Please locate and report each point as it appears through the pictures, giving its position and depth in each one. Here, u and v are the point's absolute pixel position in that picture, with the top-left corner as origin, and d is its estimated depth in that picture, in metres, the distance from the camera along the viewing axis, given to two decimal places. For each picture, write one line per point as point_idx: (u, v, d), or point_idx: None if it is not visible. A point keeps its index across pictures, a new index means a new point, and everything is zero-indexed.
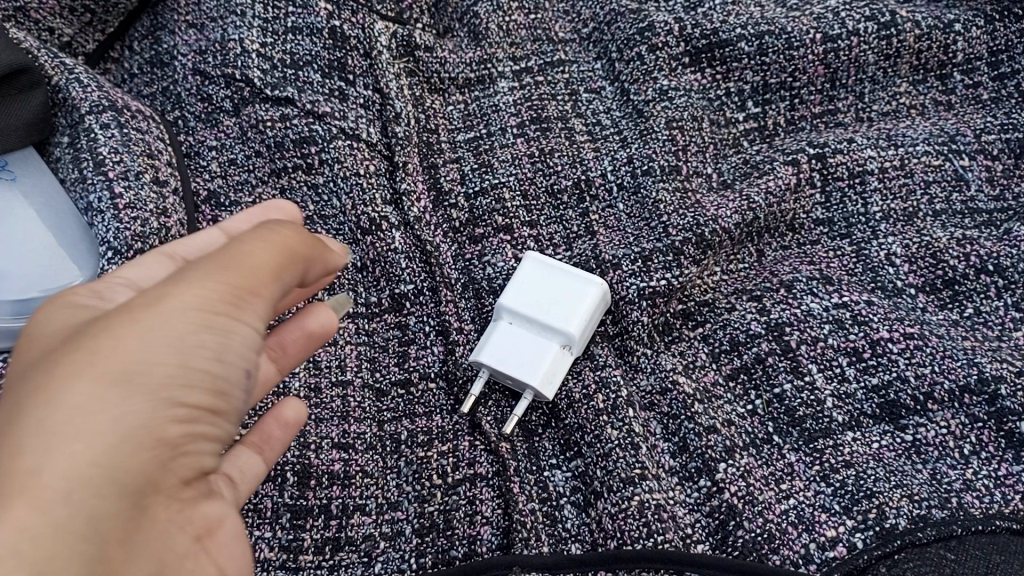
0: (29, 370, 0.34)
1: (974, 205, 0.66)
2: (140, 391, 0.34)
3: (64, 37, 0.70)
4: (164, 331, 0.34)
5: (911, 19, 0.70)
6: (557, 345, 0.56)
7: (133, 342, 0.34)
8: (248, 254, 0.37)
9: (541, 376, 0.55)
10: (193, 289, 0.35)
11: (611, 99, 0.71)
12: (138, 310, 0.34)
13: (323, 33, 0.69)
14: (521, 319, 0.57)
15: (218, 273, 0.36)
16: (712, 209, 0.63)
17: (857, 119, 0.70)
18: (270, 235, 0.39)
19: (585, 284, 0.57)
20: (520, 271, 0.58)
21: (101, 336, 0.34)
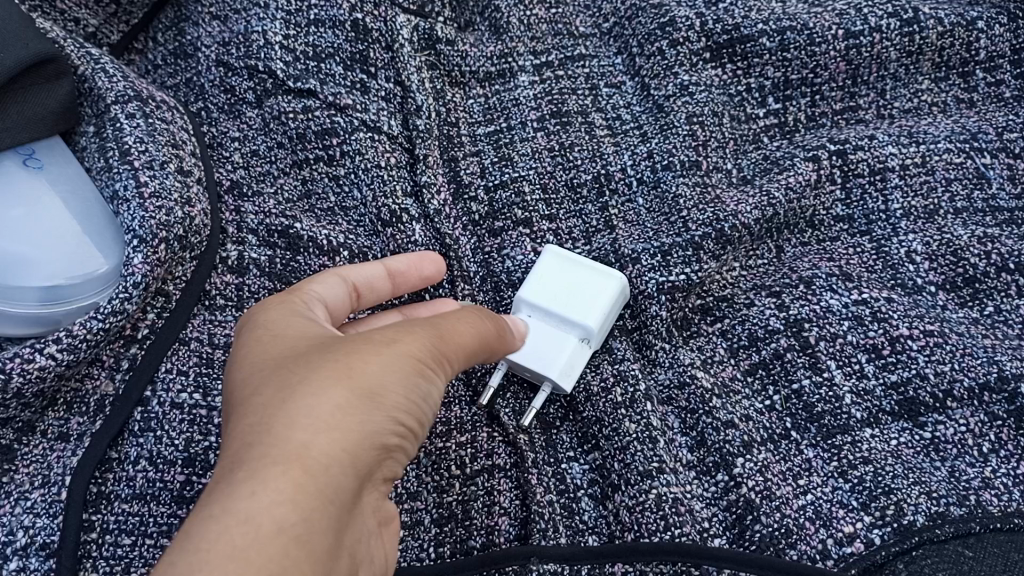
0: (290, 371, 0.42)
1: (996, 203, 0.65)
2: (380, 409, 0.41)
3: (89, 27, 0.70)
4: (398, 369, 0.43)
5: (934, 16, 0.69)
6: (577, 337, 0.57)
7: (377, 369, 0.42)
8: (459, 330, 0.47)
9: (560, 367, 0.55)
10: (421, 344, 0.44)
11: (632, 94, 0.71)
12: (380, 345, 0.43)
13: (345, 26, 0.69)
14: (541, 311, 0.57)
15: (437, 338, 0.45)
16: (732, 204, 0.63)
17: (878, 116, 0.70)
18: (475, 327, 0.48)
19: (605, 276, 0.57)
20: (540, 265, 0.59)
21: (353, 356, 0.42)
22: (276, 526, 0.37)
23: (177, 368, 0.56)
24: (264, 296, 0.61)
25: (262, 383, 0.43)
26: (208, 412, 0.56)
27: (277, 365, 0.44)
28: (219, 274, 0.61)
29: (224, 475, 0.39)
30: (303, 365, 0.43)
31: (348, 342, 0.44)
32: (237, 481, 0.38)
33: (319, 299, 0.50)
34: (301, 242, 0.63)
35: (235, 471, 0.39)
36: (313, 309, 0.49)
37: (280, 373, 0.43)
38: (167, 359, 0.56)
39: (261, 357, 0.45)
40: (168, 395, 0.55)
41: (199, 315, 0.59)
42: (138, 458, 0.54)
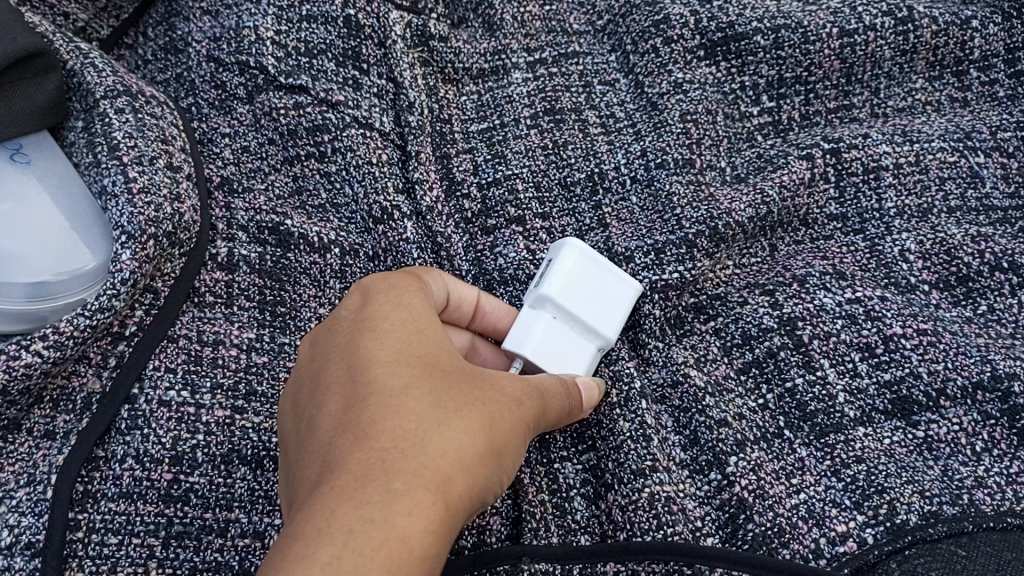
0: (439, 389, 0.44)
1: (989, 202, 0.65)
2: (498, 465, 0.44)
3: (78, 22, 0.70)
4: (520, 433, 0.45)
5: (928, 15, 0.69)
6: (594, 347, 0.55)
7: (510, 428, 0.44)
8: (567, 396, 0.49)
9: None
10: (540, 409, 0.47)
11: (625, 91, 0.70)
12: (516, 401, 0.45)
13: (337, 22, 0.69)
14: (565, 315, 0.54)
15: (553, 406, 0.48)
16: (725, 202, 0.62)
17: (872, 115, 0.70)
18: (577, 390, 0.50)
19: (626, 286, 0.56)
20: (566, 261, 0.54)
21: (495, 406, 0.44)
22: (422, 553, 0.38)
23: (165, 365, 0.56)
24: (254, 293, 0.60)
25: (404, 389, 0.43)
26: (196, 410, 0.55)
27: (417, 374, 0.44)
28: (208, 271, 0.60)
29: (366, 476, 0.40)
30: (445, 389, 0.44)
31: (481, 384, 0.45)
32: (386, 492, 0.39)
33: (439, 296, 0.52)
34: (292, 239, 0.62)
35: (378, 477, 0.40)
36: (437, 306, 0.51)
37: (422, 386, 0.43)
38: (156, 356, 0.56)
39: (396, 354, 0.45)
40: (156, 393, 0.55)
41: (188, 312, 0.58)
42: (125, 456, 0.53)
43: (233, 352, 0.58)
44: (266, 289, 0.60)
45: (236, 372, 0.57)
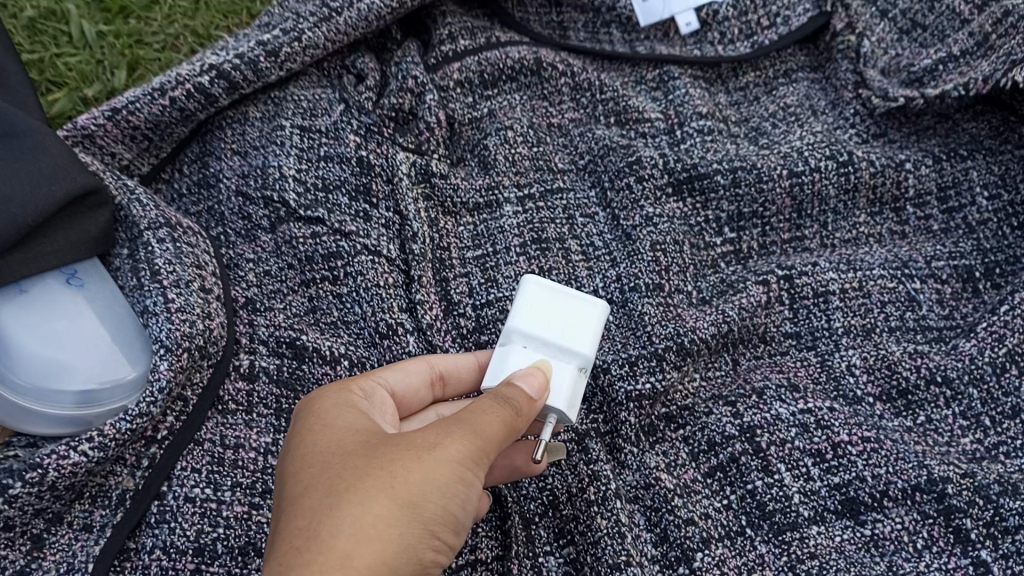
0: (351, 470, 0.49)
1: (925, 323, 0.74)
2: (418, 517, 0.48)
3: (123, 160, 0.80)
4: (440, 474, 0.49)
5: (866, 159, 0.79)
6: (575, 368, 0.57)
7: (421, 475, 0.48)
8: (497, 423, 0.51)
9: (565, 397, 0.56)
10: (461, 448, 0.50)
11: (603, 223, 0.79)
12: (425, 453, 0.49)
13: (351, 161, 0.79)
14: (534, 341, 0.57)
15: (481, 439, 0.50)
16: (691, 320, 0.70)
17: (821, 245, 0.79)
18: (508, 396, 0.52)
19: (590, 305, 0.59)
20: (525, 294, 0.59)
21: (401, 468, 0.49)
22: None
23: (191, 466, 0.63)
24: (271, 401, 0.68)
25: (322, 478, 0.49)
26: (218, 505, 0.62)
27: (335, 460, 0.50)
28: (232, 380, 0.67)
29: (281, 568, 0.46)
30: (358, 465, 0.50)
31: (397, 447, 0.50)
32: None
33: (383, 384, 0.59)
34: (307, 352, 0.70)
35: (292, 565, 0.46)
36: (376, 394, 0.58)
37: (333, 473, 0.49)
38: (183, 457, 0.63)
39: (321, 448, 0.52)
40: (183, 490, 0.62)
41: (212, 418, 0.65)
42: (153, 547, 0.60)
43: (252, 454, 0.64)
44: (283, 398, 0.68)
45: (253, 472, 0.64)
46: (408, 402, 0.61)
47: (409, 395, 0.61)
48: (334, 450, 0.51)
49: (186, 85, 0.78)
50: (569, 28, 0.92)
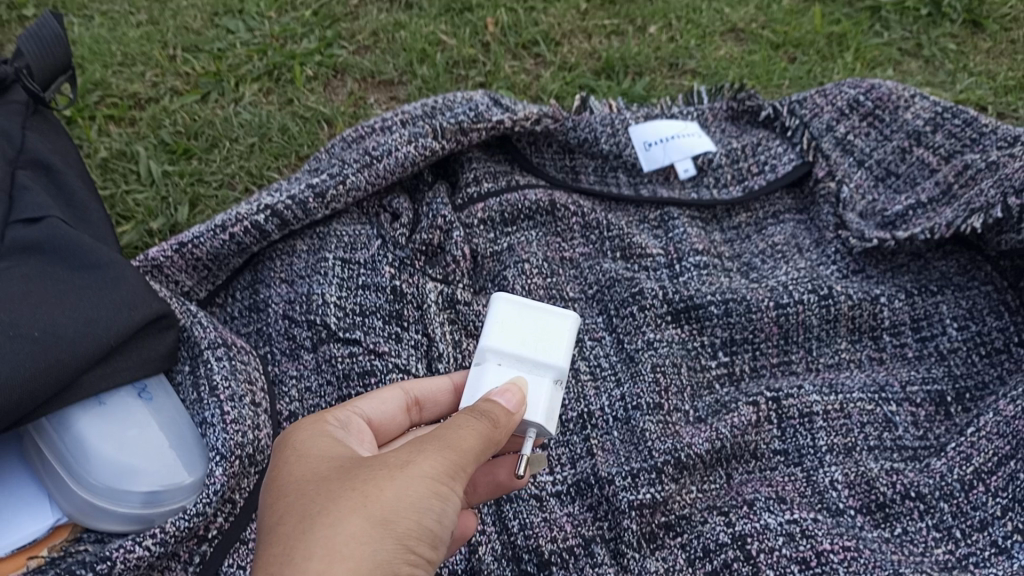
0: (328, 493, 0.53)
1: (901, 442, 0.81)
2: (394, 530, 0.51)
3: (185, 287, 0.90)
4: (414, 489, 0.52)
5: (845, 292, 0.89)
6: (549, 378, 0.64)
7: (396, 491, 0.52)
8: (469, 441, 0.55)
9: (541, 403, 0.63)
10: (433, 465, 0.54)
11: (609, 346, 0.88)
12: (399, 472, 0.53)
13: (386, 290, 0.89)
14: (507, 358, 0.65)
15: (453, 455, 0.54)
16: (687, 436, 0.79)
17: (807, 369, 0.87)
18: (481, 414, 0.57)
19: (557, 321, 0.66)
20: (495, 313, 0.66)
21: (375, 488, 0.52)
22: None
23: (237, 563, 0.71)
24: None
25: (301, 503, 0.53)
26: None
27: (316, 484, 0.54)
28: None
29: None
30: (339, 487, 0.54)
31: (373, 470, 0.54)
32: None
33: (358, 413, 0.65)
34: None
35: None
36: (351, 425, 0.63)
37: (312, 499, 0.53)
38: (230, 555, 0.71)
39: (304, 473, 0.56)
40: None
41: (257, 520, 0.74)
42: None
43: None
44: None
45: None
46: (385, 430, 0.67)
47: (385, 421, 0.67)
48: (315, 480, 0.55)
49: (244, 222, 0.89)
50: (580, 172, 1.04)
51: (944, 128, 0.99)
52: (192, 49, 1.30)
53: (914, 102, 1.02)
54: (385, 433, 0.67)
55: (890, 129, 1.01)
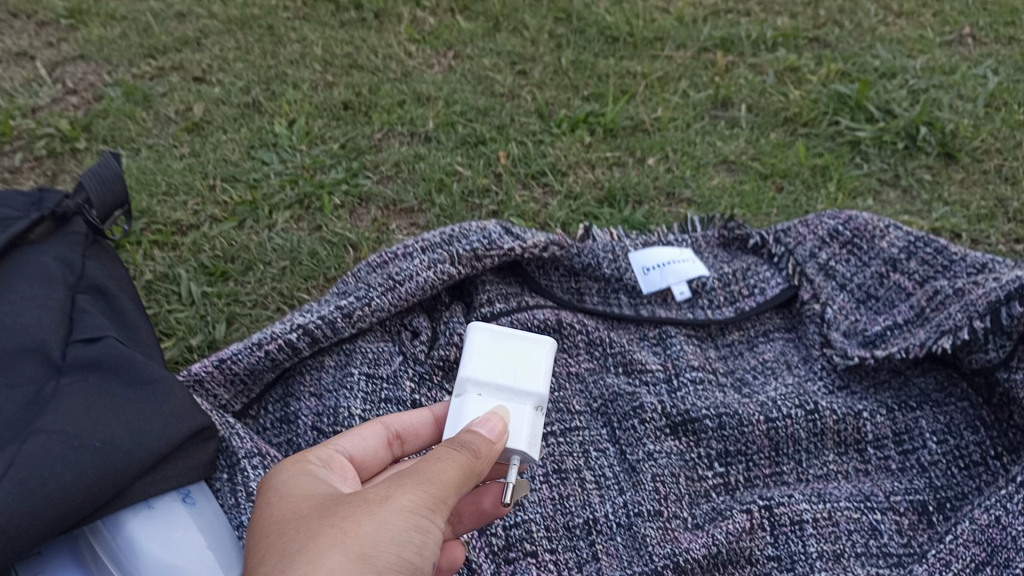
0: (317, 528, 0.60)
1: (887, 549, 0.88)
2: (373, 560, 0.58)
3: (222, 399, 0.98)
4: (394, 523, 0.59)
5: (829, 408, 0.96)
6: (529, 404, 0.72)
7: (377, 524, 0.59)
8: (447, 476, 0.62)
9: (523, 428, 0.70)
10: (412, 499, 0.61)
11: (612, 456, 0.95)
12: (380, 506, 0.60)
13: (407, 405, 1.00)
14: (488, 388, 0.72)
15: (431, 490, 0.61)
16: (685, 542, 0.87)
17: (797, 479, 0.94)
18: (464, 449, 0.64)
19: (532, 350, 0.74)
20: (474, 344, 0.74)
21: (358, 522, 0.59)
22: None
23: None
24: None
25: (294, 535, 0.61)
26: None
27: (308, 519, 0.62)
28: None
29: None
30: (324, 519, 0.61)
31: (358, 504, 0.61)
32: None
33: (341, 451, 0.74)
34: None
35: None
36: (337, 468, 0.72)
37: (303, 534, 0.60)
38: None
39: (299, 508, 0.64)
40: None
41: None
42: None
43: None
44: None
45: None
46: (367, 465, 0.77)
47: (368, 456, 0.77)
48: (307, 517, 0.62)
49: (278, 340, 0.98)
50: (585, 293, 1.13)
51: (918, 256, 1.09)
52: (232, 180, 1.44)
53: (889, 231, 1.12)
54: (368, 468, 0.77)
55: (868, 256, 1.11)
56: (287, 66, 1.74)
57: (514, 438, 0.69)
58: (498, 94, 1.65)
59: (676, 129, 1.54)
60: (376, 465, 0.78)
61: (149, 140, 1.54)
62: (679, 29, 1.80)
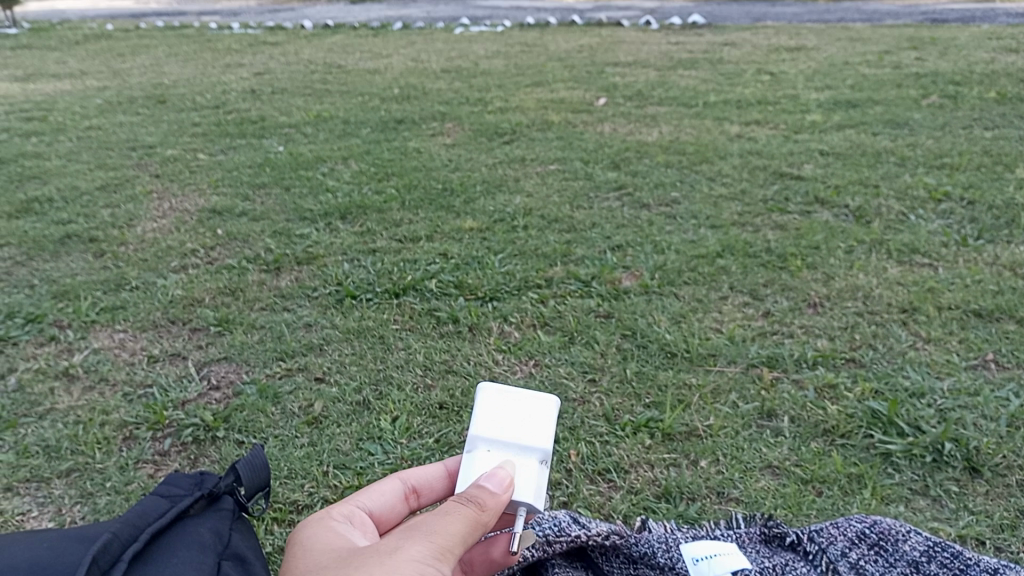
0: (364, 561, 0.97)
1: None
2: None
3: None
4: (417, 560, 0.96)
5: None
6: (533, 456, 1.20)
7: (406, 556, 0.96)
8: (452, 535, 1.00)
9: (530, 473, 1.18)
10: (429, 543, 0.98)
11: None
12: (408, 547, 0.98)
13: None
14: (500, 445, 1.22)
15: (440, 541, 0.99)
16: None
17: None
18: (470, 508, 1.03)
19: (531, 415, 1.23)
20: (490, 414, 1.24)
21: (392, 557, 0.96)
22: None
23: None
24: None
25: (350, 565, 0.98)
26: None
27: (360, 556, 0.99)
28: None
29: None
30: (369, 553, 0.99)
31: (393, 546, 0.98)
32: None
33: (366, 509, 1.19)
34: None
35: None
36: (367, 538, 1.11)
37: (355, 565, 0.97)
38: None
39: (353, 554, 1.01)
40: None
41: None
42: None
43: None
44: None
45: None
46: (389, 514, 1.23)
47: (388, 508, 1.23)
48: (357, 558, 0.99)
49: None
50: None
51: (937, 558, 1.26)
52: (342, 468, 1.70)
53: (910, 535, 1.30)
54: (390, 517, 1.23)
55: (894, 556, 1.28)
56: (393, 370, 2.07)
57: (524, 488, 1.17)
58: (570, 397, 1.93)
59: (726, 435, 1.76)
60: (394, 515, 1.23)
61: (276, 430, 1.84)
62: (730, 347, 2.09)
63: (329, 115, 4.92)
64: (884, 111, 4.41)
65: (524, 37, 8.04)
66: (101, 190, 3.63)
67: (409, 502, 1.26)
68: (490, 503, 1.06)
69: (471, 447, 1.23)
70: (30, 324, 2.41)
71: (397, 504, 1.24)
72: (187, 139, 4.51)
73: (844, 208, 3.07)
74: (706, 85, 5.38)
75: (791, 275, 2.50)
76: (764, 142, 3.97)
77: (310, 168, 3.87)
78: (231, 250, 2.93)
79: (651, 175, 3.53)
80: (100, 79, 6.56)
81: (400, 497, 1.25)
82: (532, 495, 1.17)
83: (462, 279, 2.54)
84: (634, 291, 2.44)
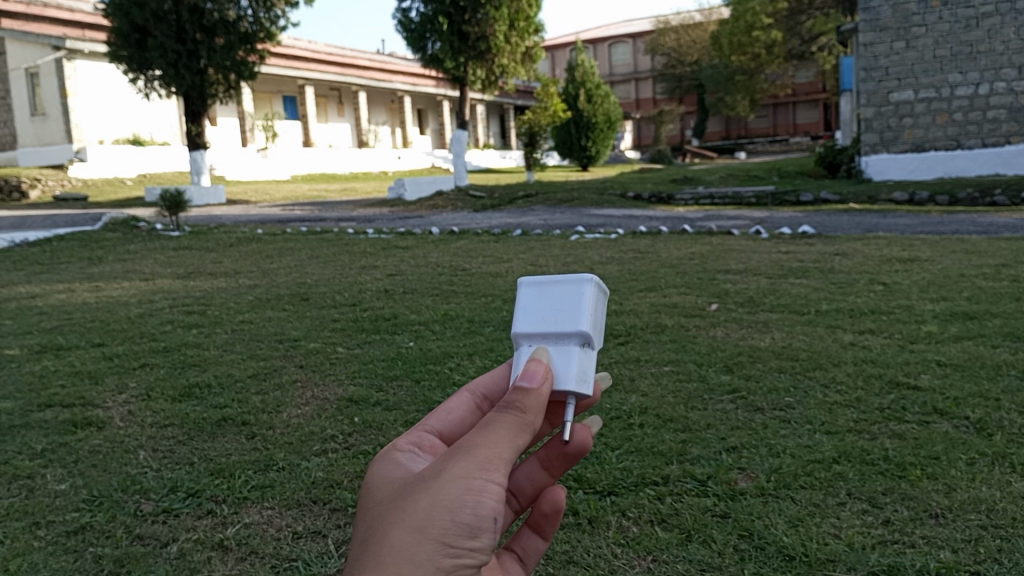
0: (417, 483, 1.03)
1: None
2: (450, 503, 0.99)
3: None
4: (464, 474, 1.01)
5: None
6: (574, 349, 1.13)
7: (453, 473, 1.01)
8: (498, 445, 1.04)
9: (571, 364, 1.12)
10: (473, 456, 1.03)
11: None
12: (455, 461, 1.02)
13: None
14: (540, 342, 1.15)
15: (485, 454, 1.03)
16: None
17: None
18: (512, 415, 1.05)
19: (572, 302, 1.15)
20: (529, 309, 1.18)
21: (441, 474, 1.02)
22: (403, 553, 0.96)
23: None
24: None
25: (403, 488, 1.04)
26: None
27: (412, 480, 1.05)
28: None
29: (383, 528, 1.00)
30: (420, 475, 1.05)
31: (441, 463, 1.04)
32: (387, 533, 0.99)
33: (432, 433, 1.25)
34: None
35: (390, 526, 1.00)
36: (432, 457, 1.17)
37: (409, 488, 1.04)
38: None
39: (407, 478, 1.07)
40: None
41: None
42: None
43: None
44: None
45: None
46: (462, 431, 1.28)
47: (459, 425, 1.28)
48: (412, 478, 1.06)
49: None
50: None
51: None
52: None
53: None
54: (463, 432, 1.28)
55: None
56: None
57: (563, 378, 1.11)
58: None
59: None
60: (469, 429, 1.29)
61: None
62: (849, 554, 2.11)
63: (455, 314, 5.30)
64: (1003, 324, 4.42)
65: (637, 244, 8.49)
66: (252, 378, 4.01)
67: (481, 412, 1.30)
68: (530, 404, 1.07)
69: (517, 347, 1.18)
70: (190, 498, 2.67)
71: (467, 421, 1.29)
72: (328, 333, 4.94)
73: (964, 419, 3.07)
74: (817, 293, 5.52)
75: (911, 484, 2.51)
76: (878, 351, 4.04)
77: (438, 363, 4.17)
78: (366, 436, 3.17)
79: (764, 379, 3.64)
80: (252, 278, 7.28)
81: (470, 413, 1.29)
82: (576, 383, 1.11)
83: (581, 473, 2.68)
84: (750, 492, 2.50)
